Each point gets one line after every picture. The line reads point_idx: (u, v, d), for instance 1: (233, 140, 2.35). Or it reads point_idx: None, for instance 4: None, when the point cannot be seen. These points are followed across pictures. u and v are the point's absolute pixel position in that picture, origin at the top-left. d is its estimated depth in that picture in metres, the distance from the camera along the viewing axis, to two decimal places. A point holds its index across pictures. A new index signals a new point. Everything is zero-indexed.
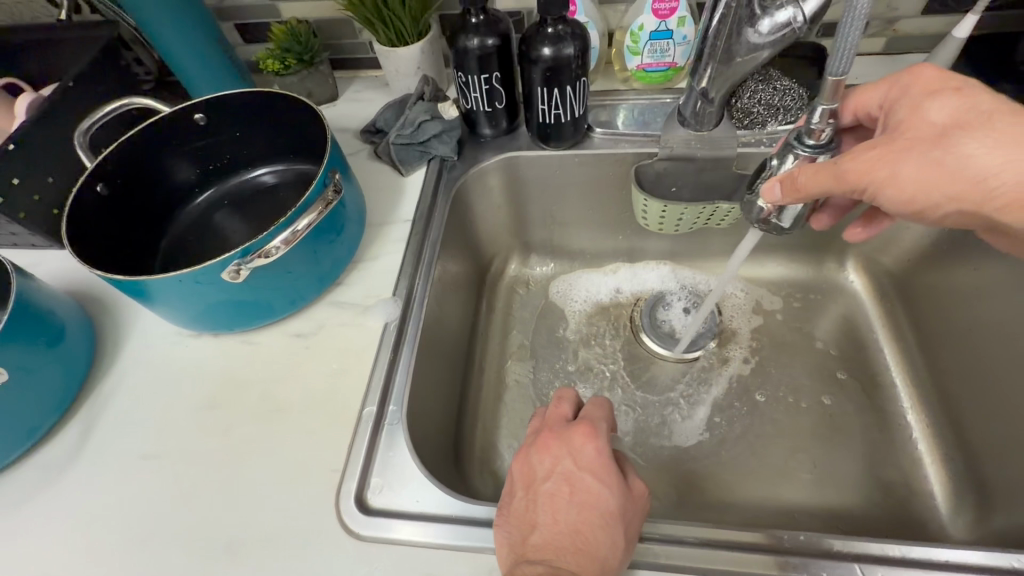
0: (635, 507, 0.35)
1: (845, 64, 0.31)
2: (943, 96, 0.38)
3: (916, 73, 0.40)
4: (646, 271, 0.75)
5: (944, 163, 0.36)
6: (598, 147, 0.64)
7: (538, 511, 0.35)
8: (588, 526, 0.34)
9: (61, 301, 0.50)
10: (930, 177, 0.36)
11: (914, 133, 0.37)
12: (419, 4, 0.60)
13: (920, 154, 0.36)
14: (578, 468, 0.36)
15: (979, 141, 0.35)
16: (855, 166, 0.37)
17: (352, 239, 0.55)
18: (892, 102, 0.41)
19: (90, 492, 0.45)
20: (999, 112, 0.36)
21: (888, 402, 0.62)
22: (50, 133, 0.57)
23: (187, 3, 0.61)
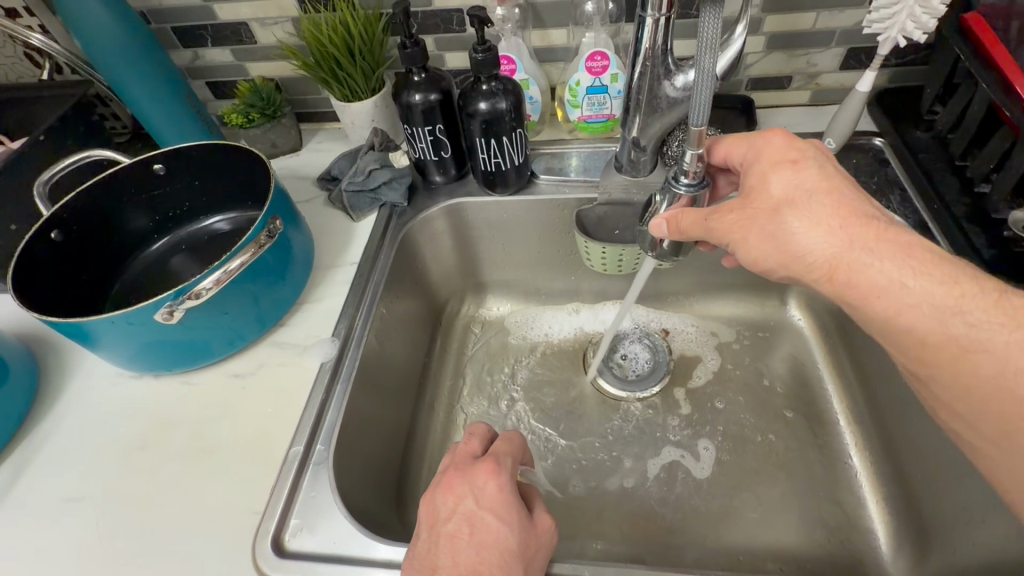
0: (534, 542, 0.38)
1: (701, 116, 0.40)
2: (784, 169, 0.41)
3: (771, 136, 0.43)
4: (606, 310, 0.75)
5: (775, 235, 0.40)
6: (542, 193, 0.67)
7: (440, 553, 0.36)
8: (486, 566, 0.35)
9: (7, 343, 0.51)
10: (766, 247, 0.41)
11: (757, 204, 0.41)
12: (369, 63, 0.64)
13: (758, 227, 0.41)
14: (480, 507, 0.38)
15: (803, 219, 0.39)
16: (718, 226, 0.43)
17: (297, 282, 0.56)
18: (749, 162, 0.44)
19: (10, 537, 0.45)
20: (822, 192, 0.39)
21: (832, 440, 0.63)
22: (15, 183, 0.60)
23: (153, 62, 0.65)
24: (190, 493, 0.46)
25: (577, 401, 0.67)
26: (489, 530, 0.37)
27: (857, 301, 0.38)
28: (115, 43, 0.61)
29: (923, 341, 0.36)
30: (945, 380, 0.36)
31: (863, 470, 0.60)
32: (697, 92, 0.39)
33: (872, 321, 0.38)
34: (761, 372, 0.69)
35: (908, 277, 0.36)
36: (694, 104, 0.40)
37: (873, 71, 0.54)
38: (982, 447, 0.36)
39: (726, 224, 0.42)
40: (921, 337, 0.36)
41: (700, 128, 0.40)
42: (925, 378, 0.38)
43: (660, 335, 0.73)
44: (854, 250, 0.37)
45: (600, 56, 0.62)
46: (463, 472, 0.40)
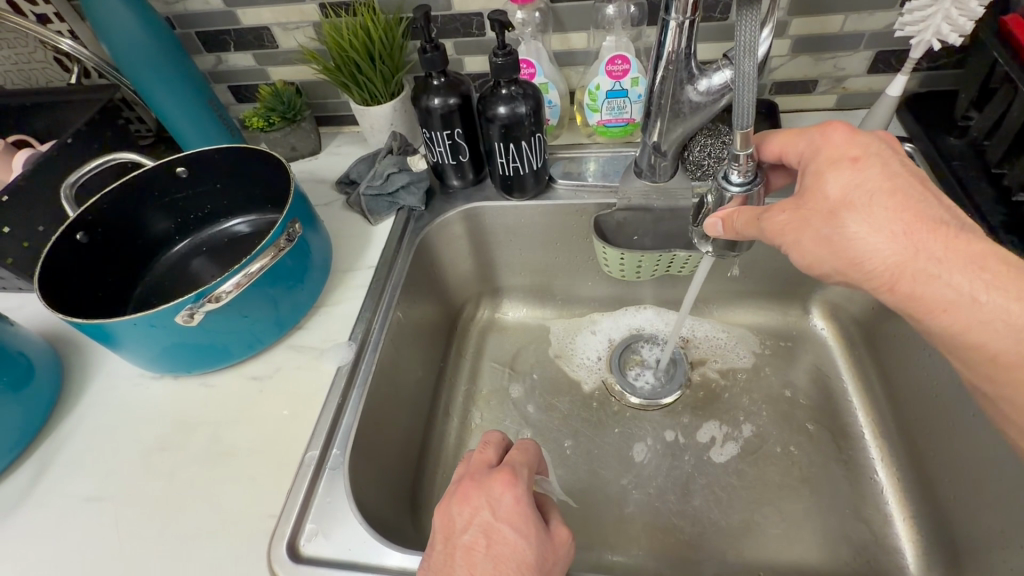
0: (551, 556, 0.37)
1: (746, 118, 0.40)
2: (842, 167, 0.38)
3: (831, 131, 0.41)
4: (634, 317, 0.74)
5: (832, 239, 0.37)
6: (560, 198, 0.66)
7: (456, 565, 0.36)
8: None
9: (33, 343, 0.52)
10: (822, 251, 0.38)
11: (812, 205, 0.39)
12: (389, 67, 0.64)
13: (814, 229, 0.38)
14: (497, 519, 0.37)
15: (862, 220, 0.36)
16: (771, 226, 0.40)
17: (315, 285, 0.57)
18: (807, 159, 0.42)
19: (33, 535, 0.45)
20: (886, 191, 0.37)
21: (857, 454, 0.61)
22: (44, 185, 0.61)
23: (178, 68, 0.66)
24: (208, 496, 0.46)
25: (593, 409, 0.67)
26: (506, 543, 0.36)
27: (924, 314, 0.37)
28: (141, 48, 0.63)
29: (997, 359, 0.35)
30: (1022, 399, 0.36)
31: (890, 486, 0.58)
32: (738, 96, 0.38)
33: (940, 335, 0.37)
34: (784, 383, 0.67)
35: (980, 291, 0.35)
36: (737, 108, 0.39)
37: (905, 76, 0.53)
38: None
39: (779, 224, 0.40)
40: (995, 355, 0.35)
41: (745, 130, 0.40)
42: (996, 396, 0.37)
43: (679, 343, 0.72)
44: (922, 261, 0.36)
45: (621, 59, 0.62)
46: (478, 482, 0.40)
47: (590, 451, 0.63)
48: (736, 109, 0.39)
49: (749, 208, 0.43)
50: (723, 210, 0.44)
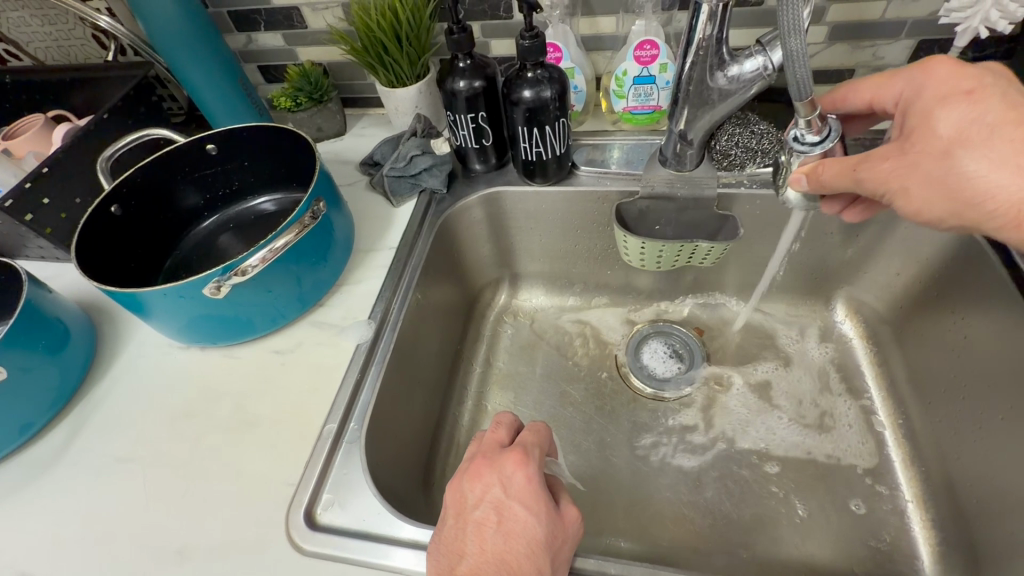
0: (562, 534, 0.38)
1: (804, 87, 0.37)
2: (957, 102, 0.39)
3: (928, 67, 0.41)
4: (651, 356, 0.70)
5: (948, 180, 0.38)
6: (582, 184, 0.66)
7: (467, 540, 0.36)
8: (514, 554, 0.35)
9: (70, 309, 0.54)
10: (933, 195, 0.39)
11: (921, 147, 0.39)
12: (415, 49, 0.65)
13: (924, 172, 0.39)
14: (508, 496, 0.38)
15: (978, 160, 0.37)
16: (872, 177, 0.40)
17: (337, 264, 0.58)
18: (907, 100, 0.42)
19: (67, 490, 0.48)
20: (1002, 124, 0.37)
21: (877, 454, 0.60)
22: (81, 158, 0.63)
23: (211, 47, 0.67)
24: (231, 462, 0.48)
25: (608, 396, 0.67)
26: (517, 519, 0.37)
27: None
28: (176, 26, 0.63)
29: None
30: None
31: (909, 488, 0.57)
32: (792, 72, 0.36)
33: None
34: (805, 381, 0.66)
35: None
36: (791, 81, 0.37)
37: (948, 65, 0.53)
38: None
39: (881, 173, 0.40)
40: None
41: (805, 101, 0.38)
42: None
43: (695, 334, 0.72)
44: None
45: (649, 44, 0.61)
46: (491, 461, 0.41)
47: (601, 437, 0.64)
48: (792, 85, 0.37)
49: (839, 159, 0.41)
50: (804, 165, 0.42)
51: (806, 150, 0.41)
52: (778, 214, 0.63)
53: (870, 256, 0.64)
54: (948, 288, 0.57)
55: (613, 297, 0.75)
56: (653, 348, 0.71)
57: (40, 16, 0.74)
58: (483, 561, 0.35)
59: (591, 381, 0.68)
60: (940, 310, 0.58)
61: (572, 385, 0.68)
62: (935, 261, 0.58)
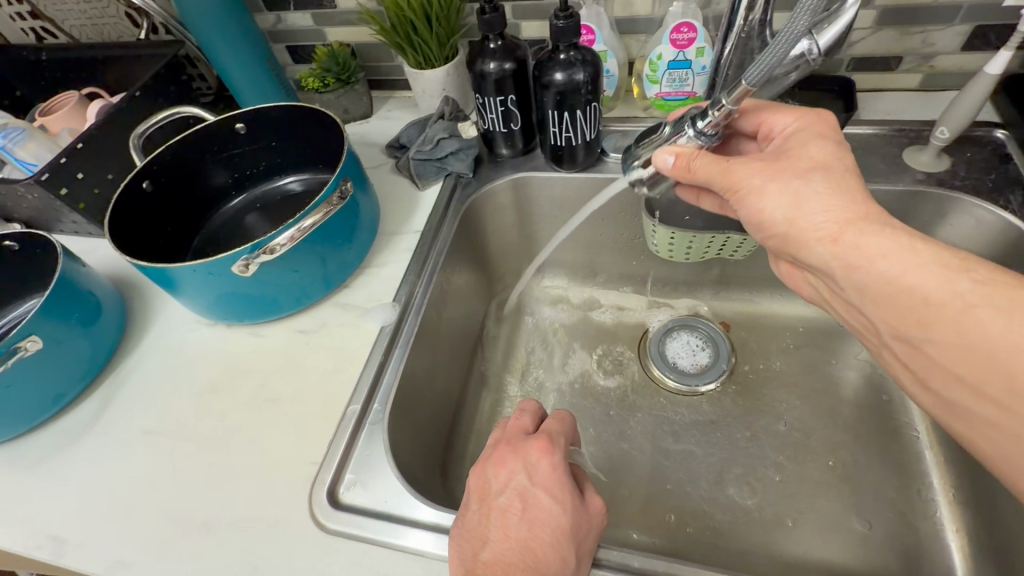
0: (587, 524, 0.37)
1: (758, 75, 0.38)
2: (824, 142, 0.42)
3: (820, 114, 0.45)
4: (676, 345, 0.69)
5: (796, 192, 0.40)
6: (612, 172, 0.64)
7: (490, 526, 0.36)
8: (538, 543, 0.35)
9: (103, 284, 0.55)
10: (779, 201, 0.41)
11: (791, 162, 0.41)
12: (445, 29, 0.64)
13: (783, 179, 0.41)
14: (533, 484, 0.38)
15: (816, 182, 0.39)
16: (738, 171, 0.43)
17: (363, 245, 0.57)
18: (792, 128, 0.45)
19: (98, 460, 0.49)
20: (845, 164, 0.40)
21: (908, 457, 0.58)
22: (114, 135, 0.64)
23: (242, 25, 0.67)
24: (255, 438, 0.48)
25: (629, 389, 0.66)
26: (542, 507, 0.36)
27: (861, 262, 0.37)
28: (208, 3, 0.63)
29: (926, 298, 0.34)
30: (948, 340, 0.33)
31: (942, 494, 0.55)
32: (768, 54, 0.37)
33: (873, 285, 0.37)
34: (835, 381, 0.64)
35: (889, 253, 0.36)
36: (758, 60, 0.38)
37: (1009, 51, 0.47)
38: (996, 418, 0.32)
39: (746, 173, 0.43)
40: (925, 296, 0.34)
41: (750, 87, 0.39)
42: (919, 341, 0.35)
43: (721, 328, 0.70)
44: (857, 224, 0.37)
45: (686, 27, 0.59)
46: (515, 448, 0.40)
47: (623, 430, 0.63)
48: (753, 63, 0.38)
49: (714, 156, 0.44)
50: (679, 147, 0.45)
51: (695, 137, 0.45)
52: None
53: None
54: None
55: (637, 288, 0.74)
56: (678, 339, 0.70)
57: None
58: (507, 549, 0.35)
59: (613, 372, 0.67)
60: None
61: (594, 375, 0.67)
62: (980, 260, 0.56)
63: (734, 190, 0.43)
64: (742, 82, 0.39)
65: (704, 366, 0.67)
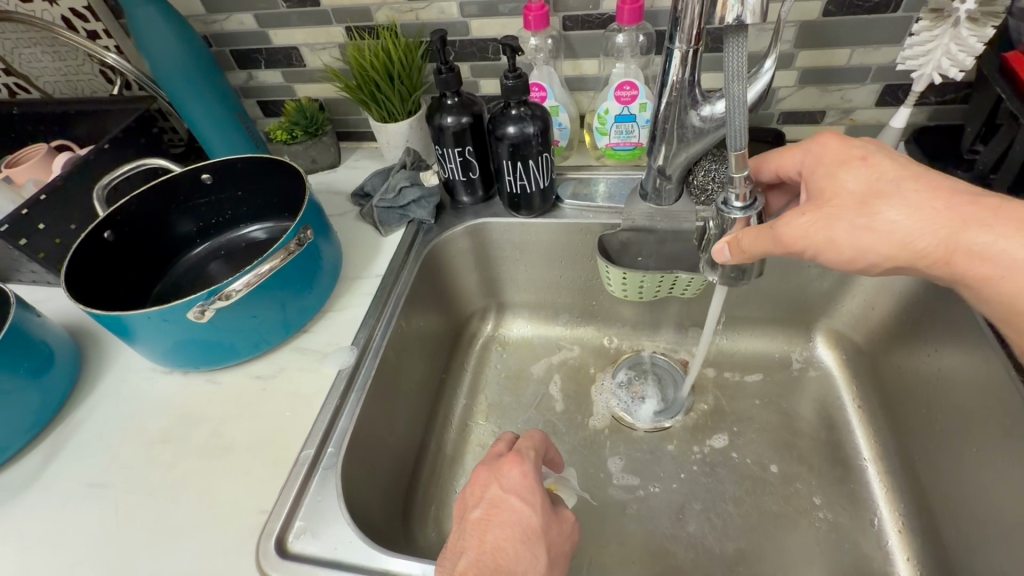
0: (557, 526, 0.40)
1: (740, 139, 0.40)
2: (855, 166, 0.42)
3: (822, 138, 0.45)
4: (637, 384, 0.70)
5: (873, 228, 0.40)
6: (566, 217, 0.68)
7: (466, 538, 0.38)
8: (510, 542, 0.38)
9: (57, 333, 0.55)
10: (866, 243, 0.40)
11: (837, 202, 0.41)
12: (407, 87, 0.68)
13: (849, 222, 0.40)
14: (506, 491, 0.41)
15: (899, 210, 0.39)
16: (795, 229, 0.41)
17: (323, 290, 0.59)
18: (809, 169, 0.45)
19: (36, 517, 0.47)
20: (905, 180, 0.40)
21: (860, 487, 0.60)
22: (79, 186, 0.65)
23: (211, 81, 0.70)
24: (205, 488, 0.48)
25: (591, 427, 0.67)
26: (513, 510, 0.39)
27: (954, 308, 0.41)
28: (178, 61, 0.66)
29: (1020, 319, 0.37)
30: None
31: (892, 522, 0.57)
32: (732, 119, 0.39)
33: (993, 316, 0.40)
34: (788, 413, 0.66)
35: None
36: (731, 131, 0.40)
37: (908, 108, 0.55)
38: None
39: (800, 228, 0.41)
40: None
41: (742, 150, 0.40)
42: None
43: (678, 365, 0.72)
44: (964, 230, 0.38)
45: (629, 85, 0.64)
46: (491, 464, 0.43)
47: (585, 469, 0.63)
48: (729, 132, 0.40)
49: (755, 229, 0.43)
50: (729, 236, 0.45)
51: (739, 212, 0.44)
52: None
53: (845, 286, 0.65)
54: (922, 321, 0.58)
55: (599, 328, 0.76)
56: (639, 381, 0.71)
57: (50, 52, 0.78)
58: (480, 554, 0.37)
59: (576, 411, 0.68)
60: (918, 342, 0.59)
61: (558, 415, 0.68)
62: (910, 291, 0.59)
63: (794, 252, 0.42)
64: (727, 151, 0.40)
65: (663, 407, 0.68)
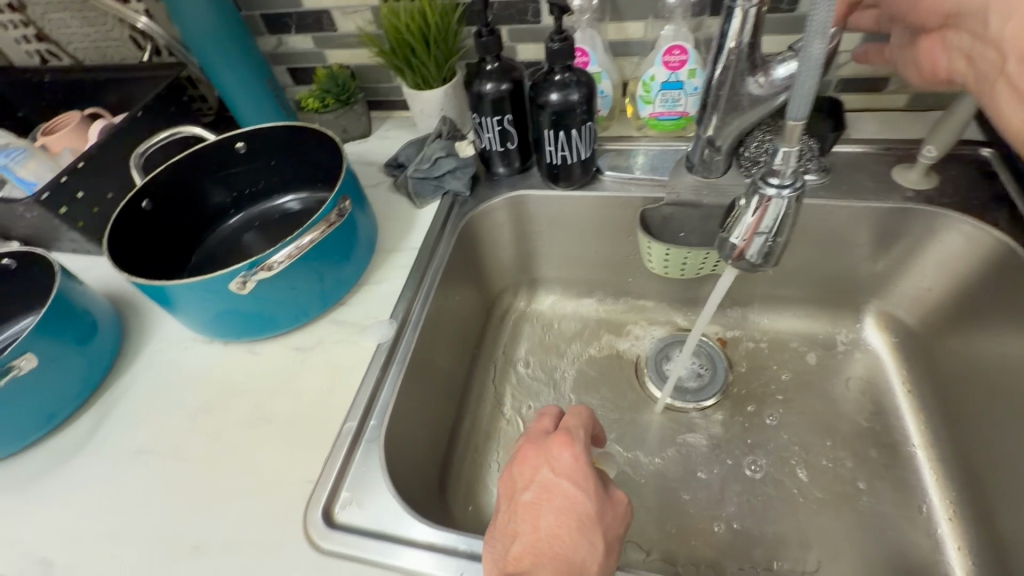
0: (612, 510, 0.39)
1: (802, 108, 0.35)
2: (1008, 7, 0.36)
3: None
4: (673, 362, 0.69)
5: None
6: (606, 190, 0.65)
7: (519, 522, 0.38)
8: (565, 529, 0.37)
9: (100, 302, 0.55)
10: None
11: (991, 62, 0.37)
12: (443, 51, 0.65)
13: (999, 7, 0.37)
14: (557, 475, 0.40)
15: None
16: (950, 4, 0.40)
17: (360, 263, 0.58)
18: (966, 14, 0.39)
19: (88, 481, 0.48)
20: None
21: (908, 473, 0.58)
22: (114, 155, 0.64)
23: (242, 47, 0.68)
24: (249, 457, 0.48)
25: (627, 406, 0.66)
26: (566, 495, 0.39)
27: None
28: (209, 25, 0.65)
29: None
30: None
31: (941, 509, 0.55)
32: (799, 83, 0.34)
33: None
34: (833, 396, 0.64)
35: None
36: (795, 95, 0.35)
37: None
38: None
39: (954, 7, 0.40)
40: None
41: (801, 121, 0.36)
42: None
43: (717, 343, 0.70)
44: None
45: (678, 50, 0.60)
46: (538, 445, 0.42)
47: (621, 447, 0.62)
48: (792, 98, 0.35)
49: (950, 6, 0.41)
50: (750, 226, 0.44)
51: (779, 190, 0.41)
52: (809, 225, 0.62)
53: (901, 265, 0.62)
54: (987, 302, 0.55)
55: (634, 305, 0.74)
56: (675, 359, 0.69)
57: (79, 17, 0.76)
58: (536, 540, 0.37)
59: (612, 389, 0.67)
60: (980, 324, 0.56)
61: (593, 392, 0.67)
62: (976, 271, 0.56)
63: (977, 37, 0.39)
64: (786, 120, 0.36)
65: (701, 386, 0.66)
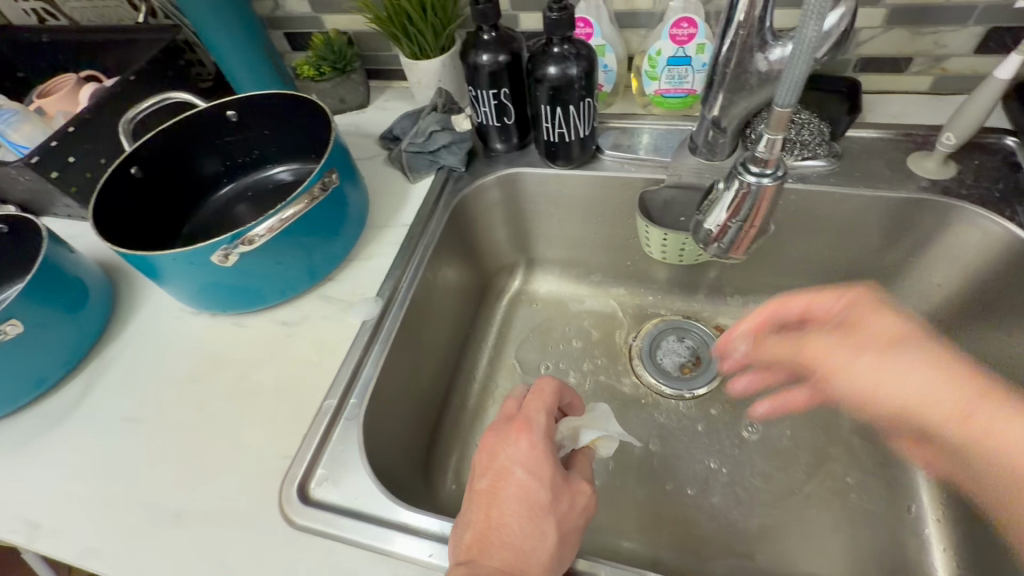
0: (569, 500, 0.39)
1: (790, 96, 0.33)
2: None
3: None
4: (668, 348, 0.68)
5: None
6: (606, 169, 0.63)
7: (472, 509, 0.38)
8: (515, 519, 0.37)
9: (90, 269, 0.55)
10: None
11: None
12: (441, 19, 0.63)
13: None
14: (513, 463, 0.40)
15: None
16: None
17: (349, 238, 0.57)
18: None
19: (75, 446, 0.49)
20: None
21: (900, 471, 0.57)
22: (106, 120, 0.64)
23: (235, 10, 0.66)
24: (232, 429, 0.48)
25: (618, 391, 0.65)
26: (519, 484, 0.38)
27: None
28: None
29: None
30: None
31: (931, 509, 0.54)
32: (789, 68, 0.32)
33: None
34: None
35: None
36: (784, 80, 0.32)
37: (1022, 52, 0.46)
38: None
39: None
40: None
41: (788, 109, 0.33)
42: None
43: (714, 332, 0.69)
44: None
45: (687, 22, 0.57)
46: (498, 432, 0.42)
47: None
48: (780, 82, 0.33)
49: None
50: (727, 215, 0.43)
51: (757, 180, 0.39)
52: (816, 213, 0.59)
53: (911, 258, 0.59)
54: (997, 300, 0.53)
55: (632, 289, 0.72)
56: (670, 346, 0.68)
57: None
58: (486, 528, 0.37)
59: (604, 374, 0.67)
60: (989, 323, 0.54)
61: (584, 376, 0.67)
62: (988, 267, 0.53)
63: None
64: (771, 107, 0.33)
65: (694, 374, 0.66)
